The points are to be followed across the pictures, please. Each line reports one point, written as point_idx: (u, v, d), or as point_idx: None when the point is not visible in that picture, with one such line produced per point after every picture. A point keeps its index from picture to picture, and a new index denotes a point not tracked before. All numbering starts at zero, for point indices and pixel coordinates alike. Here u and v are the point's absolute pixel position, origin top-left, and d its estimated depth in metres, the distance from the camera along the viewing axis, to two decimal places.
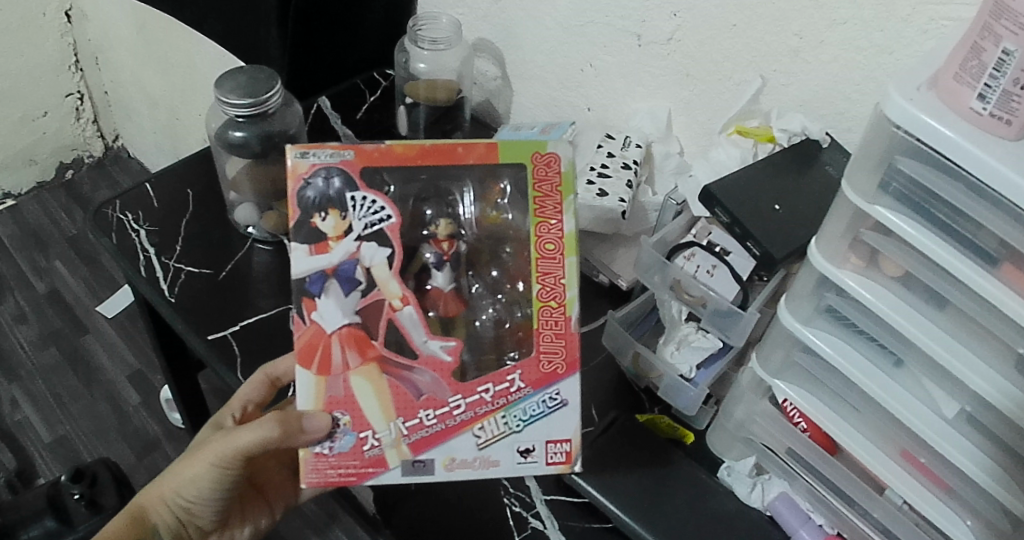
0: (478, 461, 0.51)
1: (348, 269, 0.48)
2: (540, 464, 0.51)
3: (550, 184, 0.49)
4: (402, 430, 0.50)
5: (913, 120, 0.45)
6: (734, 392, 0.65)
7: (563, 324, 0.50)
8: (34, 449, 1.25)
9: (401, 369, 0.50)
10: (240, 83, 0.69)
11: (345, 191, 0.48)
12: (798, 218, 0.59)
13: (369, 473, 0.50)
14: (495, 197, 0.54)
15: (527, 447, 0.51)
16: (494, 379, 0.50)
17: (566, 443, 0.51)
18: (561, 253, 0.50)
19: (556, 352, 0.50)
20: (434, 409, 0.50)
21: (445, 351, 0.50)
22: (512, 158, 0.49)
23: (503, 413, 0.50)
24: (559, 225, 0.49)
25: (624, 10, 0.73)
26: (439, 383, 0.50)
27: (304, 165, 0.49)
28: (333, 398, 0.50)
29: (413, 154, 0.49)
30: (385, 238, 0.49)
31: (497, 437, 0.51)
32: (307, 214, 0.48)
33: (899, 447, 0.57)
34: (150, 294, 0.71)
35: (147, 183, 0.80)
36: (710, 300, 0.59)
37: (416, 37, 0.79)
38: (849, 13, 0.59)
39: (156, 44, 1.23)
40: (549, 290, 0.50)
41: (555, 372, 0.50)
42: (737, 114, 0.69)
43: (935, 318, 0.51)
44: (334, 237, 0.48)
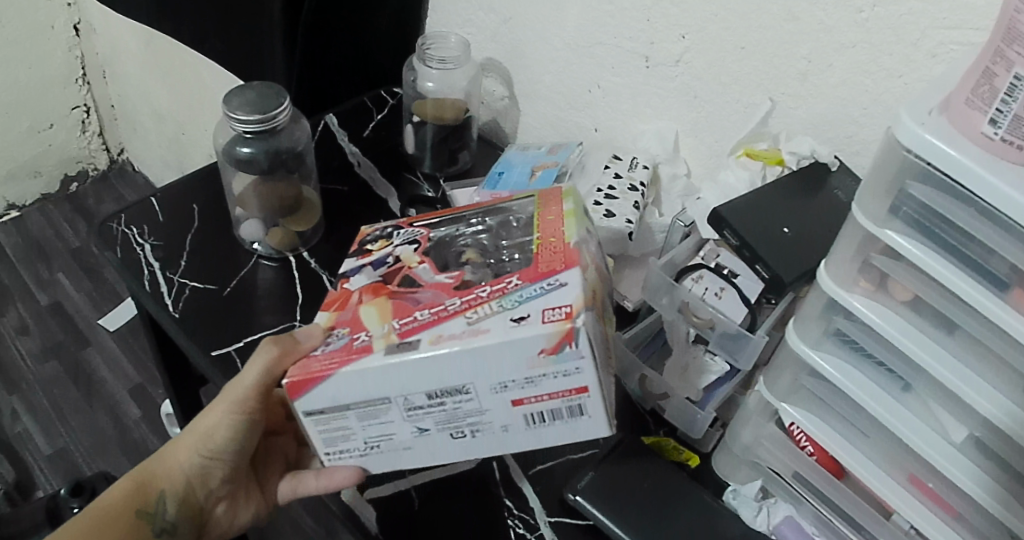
0: (466, 333, 0.44)
1: (381, 259, 0.54)
2: (535, 328, 0.43)
3: (556, 199, 0.56)
4: (394, 326, 0.46)
5: (924, 144, 0.44)
6: (740, 415, 0.64)
7: (562, 246, 0.49)
8: (33, 461, 1.24)
9: (406, 293, 0.50)
10: (249, 99, 0.68)
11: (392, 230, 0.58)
12: (808, 243, 0.58)
13: (351, 359, 0.45)
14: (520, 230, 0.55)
15: (521, 315, 0.44)
16: (493, 283, 0.48)
17: (566, 306, 0.44)
18: (562, 217, 0.53)
19: (554, 258, 0.48)
20: (431, 309, 0.47)
21: (450, 278, 0.51)
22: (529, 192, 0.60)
23: (498, 302, 0.46)
24: (560, 208, 0.54)
25: (634, 31, 0.73)
26: (439, 296, 0.49)
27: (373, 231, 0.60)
28: (342, 320, 0.50)
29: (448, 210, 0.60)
30: (416, 242, 0.56)
31: (490, 314, 0.45)
32: (362, 244, 0.58)
33: (907, 472, 0.56)
34: (153, 309, 0.71)
35: (153, 198, 0.80)
36: (719, 323, 0.58)
37: (425, 55, 0.79)
38: (859, 38, 0.59)
39: (164, 59, 1.24)
40: (550, 230, 0.51)
41: (553, 268, 0.47)
42: (746, 138, 0.69)
43: (944, 343, 0.50)
44: (377, 247, 0.56)
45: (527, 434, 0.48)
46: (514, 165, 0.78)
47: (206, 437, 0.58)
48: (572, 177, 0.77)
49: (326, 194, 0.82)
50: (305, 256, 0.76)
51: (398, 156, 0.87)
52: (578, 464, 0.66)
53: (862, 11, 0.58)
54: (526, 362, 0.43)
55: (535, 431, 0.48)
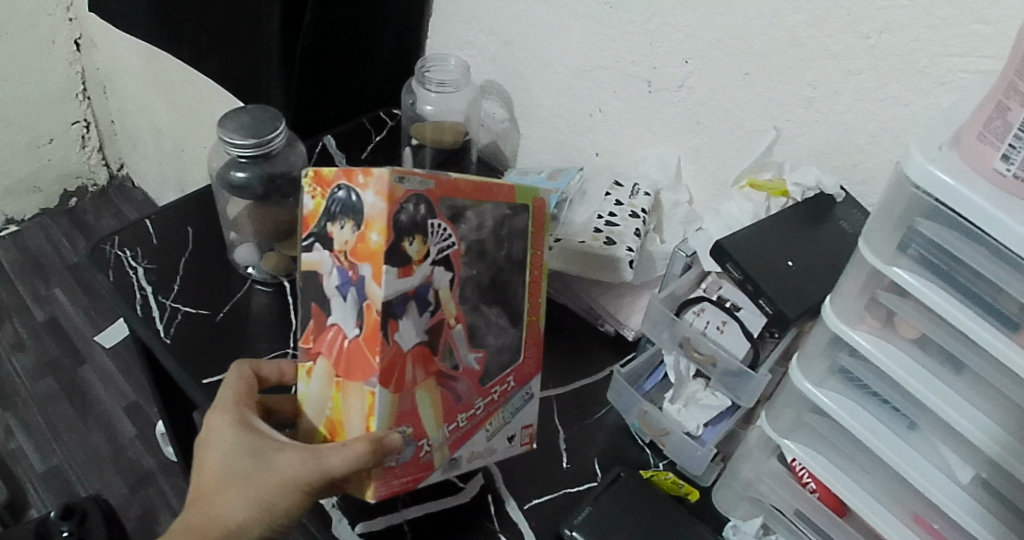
0: (486, 450, 0.56)
1: (424, 291, 0.45)
2: (517, 446, 0.58)
3: (543, 221, 0.53)
4: (446, 435, 0.51)
5: (934, 181, 0.43)
6: (741, 450, 0.62)
7: (537, 336, 0.56)
8: (26, 479, 1.22)
9: (449, 380, 0.50)
10: (243, 123, 0.67)
11: (429, 219, 0.43)
12: (812, 277, 0.57)
13: (421, 477, 0.51)
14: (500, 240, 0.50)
15: (512, 435, 0.58)
16: (499, 382, 0.54)
17: (532, 425, 0.59)
18: (541, 280, 0.55)
19: (529, 355, 0.56)
20: (466, 413, 0.52)
21: (477, 361, 0.52)
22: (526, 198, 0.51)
23: (502, 409, 0.56)
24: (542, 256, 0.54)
25: (636, 56, 0.72)
26: (470, 391, 0.52)
27: (399, 189, 0.41)
28: (404, 412, 0.47)
29: (471, 186, 0.46)
30: (450, 264, 0.46)
31: (499, 430, 0.56)
32: (399, 239, 0.42)
33: (911, 512, 0.54)
34: (144, 334, 0.69)
35: (147, 220, 0.79)
36: (720, 359, 0.57)
37: (423, 78, 0.78)
38: (866, 65, 0.58)
39: (164, 75, 1.23)
40: (535, 307, 0.55)
41: (531, 372, 0.57)
42: (750, 168, 0.67)
43: (951, 382, 0.49)
44: (417, 260, 0.43)
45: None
46: None
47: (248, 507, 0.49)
48: (572, 204, 0.76)
49: None
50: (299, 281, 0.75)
51: None
52: (575, 498, 0.64)
53: (869, 38, 0.56)
54: None
55: None
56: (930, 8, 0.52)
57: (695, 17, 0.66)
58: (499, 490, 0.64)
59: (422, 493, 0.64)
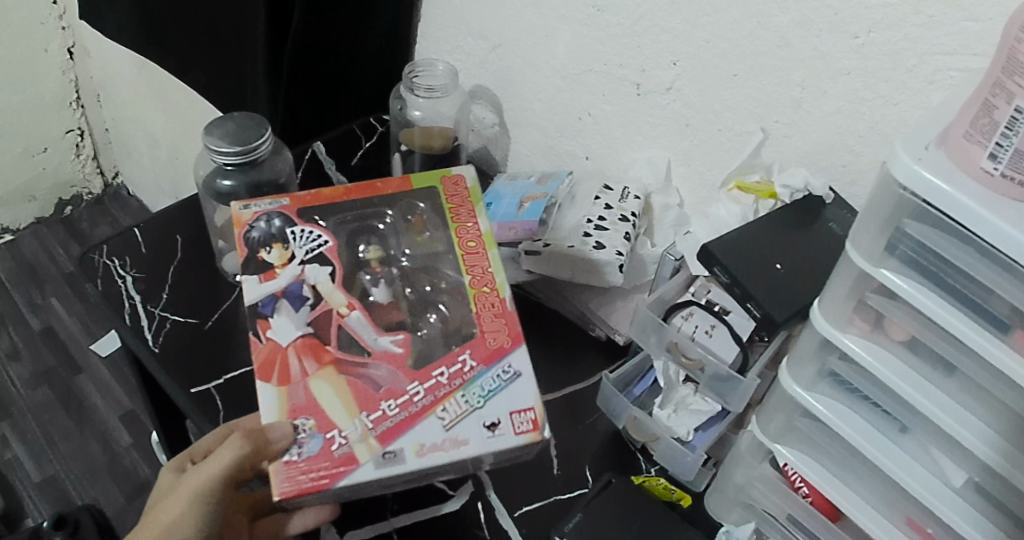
0: (448, 443, 0.46)
1: (296, 288, 0.51)
2: (510, 437, 0.47)
3: (460, 198, 0.58)
4: (367, 424, 0.47)
5: (920, 182, 0.42)
6: (733, 455, 0.62)
7: (499, 305, 0.52)
8: (23, 488, 1.22)
9: (357, 367, 0.49)
10: (230, 131, 0.67)
11: (285, 227, 0.54)
12: (801, 279, 0.56)
13: (340, 474, 0.45)
14: (418, 221, 0.58)
15: (493, 421, 0.47)
16: (447, 362, 0.49)
17: (530, 410, 0.48)
18: (482, 248, 0.55)
19: (498, 329, 0.51)
20: (395, 399, 0.48)
21: (396, 344, 0.50)
22: (424, 183, 0.59)
23: (462, 393, 0.48)
24: (476, 227, 0.56)
25: (624, 59, 0.71)
26: (395, 376, 0.49)
27: (247, 214, 0.55)
28: (297, 404, 0.47)
29: (340, 193, 0.58)
30: (326, 259, 0.53)
31: (461, 417, 0.47)
32: (255, 250, 0.53)
33: (905, 516, 0.53)
34: (133, 344, 0.69)
35: (136, 229, 0.79)
36: (709, 365, 0.56)
37: (411, 85, 0.77)
38: (854, 64, 0.57)
39: (157, 83, 1.24)
40: (479, 278, 0.54)
41: (502, 346, 0.50)
42: (737, 170, 0.67)
43: (942, 384, 0.48)
44: (279, 264, 0.52)
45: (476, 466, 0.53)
46: (501, 196, 0.77)
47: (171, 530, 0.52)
48: (561, 209, 0.76)
49: None
50: None
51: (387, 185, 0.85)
52: (566, 505, 0.64)
53: (857, 37, 0.56)
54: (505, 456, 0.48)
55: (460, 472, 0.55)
56: (918, 6, 0.52)
57: (683, 18, 0.65)
58: (489, 498, 0.64)
59: (413, 501, 0.63)
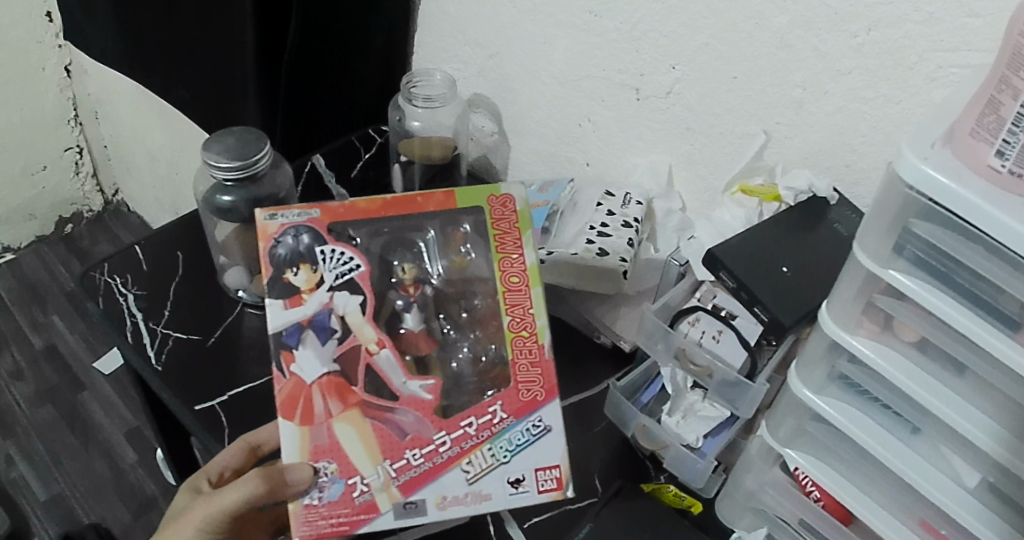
0: (471, 497, 0.47)
1: (323, 319, 0.48)
2: (533, 494, 0.48)
3: (508, 222, 0.51)
4: (390, 474, 0.47)
5: (927, 181, 0.42)
6: (743, 461, 0.61)
7: (538, 353, 0.50)
8: (29, 507, 1.21)
9: (384, 411, 0.48)
10: (228, 145, 0.67)
11: (314, 246, 0.49)
12: (809, 282, 0.56)
13: (361, 521, 0.47)
14: (459, 239, 0.54)
15: (517, 477, 0.48)
16: (476, 411, 0.49)
17: (556, 469, 0.48)
18: (526, 285, 0.50)
19: (533, 380, 0.49)
20: (421, 448, 0.48)
21: (425, 390, 0.49)
22: (470, 202, 0.51)
23: (489, 445, 0.48)
24: (522, 258, 0.51)
25: (623, 64, 0.71)
26: (423, 423, 0.48)
27: (273, 226, 0.49)
28: (319, 446, 0.47)
29: (376, 207, 0.51)
30: (357, 286, 0.49)
31: (486, 471, 0.48)
32: (280, 271, 0.48)
33: (918, 517, 0.53)
34: (136, 362, 0.69)
35: (137, 246, 0.78)
36: (717, 370, 0.56)
37: (410, 94, 0.77)
38: (855, 64, 0.57)
39: (154, 99, 1.24)
40: (519, 322, 0.50)
41: (536, 399, 0.49)
42: (740, 173, 0.66)
43: (954, 385, 0.47)
44: (307, 289, 0.48)
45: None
46: None
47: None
48: (563, 216, 0.76)
49: None
50: None
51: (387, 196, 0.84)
52: (576, 515, 0.63)
53: (856, 36, 0.56)
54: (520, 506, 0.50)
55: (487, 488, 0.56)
56: (917, 4, 0.52)
57: (680, 21, 0.65)
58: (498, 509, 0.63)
59: None
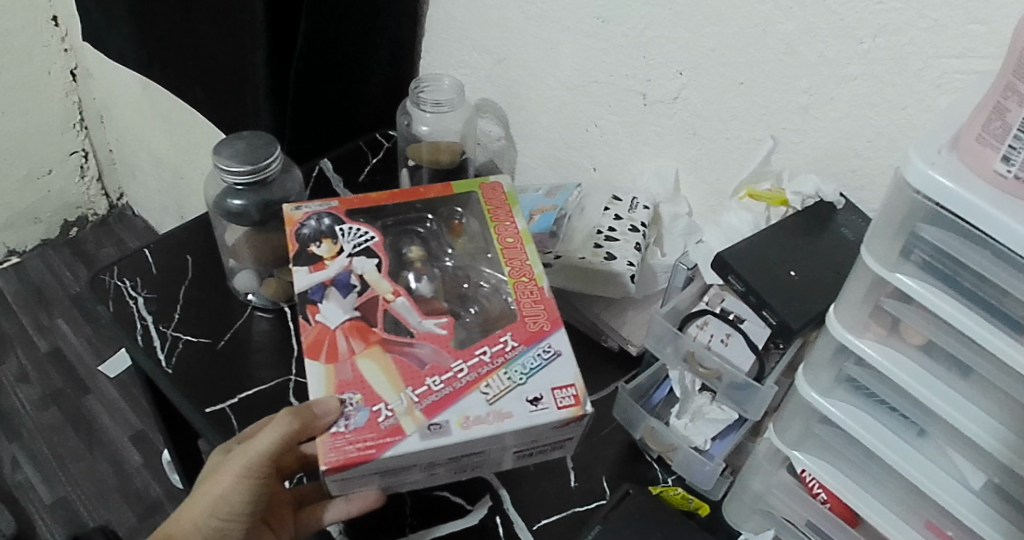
0: (492, 416, 0.49)
1: (343, 277, 0.55)
2: (552, 410, 0.49)
3: (499, 199, 0.62)
4: (413, 398, 0.49)
5: (935, 187, 0.42)
6: (750, 463, 0.62)
7: (538, 294, 0.55)
8: (34, 510, 1.21)
9: (403, 346, 0.52)
10: (239, 150, 0.67)
11: (335, 226, 0.58)
12: (816, 286, 0.56)
13: (387, 444, 0.48)
14: (458, 225, 0.63)
15: (535, 395, 0.50)
16: (489, 342, 0.52)
17: (572, 387, 0.50)
18: (520, 243, 0.58)
19: (538, 315, 0.54)
20: (440, 375, 0.51)
21: (439, 327, 0.54)
22: (465, 187, 0.62)
23: (504, 370, 0.51)
24: (514, 224, 0.60)
25: (630, 69, 0.72)
26: (440, 354, 0.52)
27: (299, 214, 0.59)
28: (343, 380, 0.50)
29: (384, 197, 0.62)
30: (373, 253, 0.57)
31: (504, 392, 0.50)
32: (306, 245, 0.57)
33: (924, 519, 0.53)
34: (146, 364, 0.69)
35: (146, 249, 0.79)
36: (726, 373, 0.56)
37: (418, 99, 0.78)
38: (861, 70, 0.57)
39: (160, 103, 1.24)
40: (518, 269, 0.56)
41: (542, 329, 0.53)
42: (749, 177, 0.67)
43: (960, 388, 0.48)
44: (329, 257, 0.56)
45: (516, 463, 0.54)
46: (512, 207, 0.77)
47: (221, 499, 0.57)
48: (570, 220, 0.76)
49: None
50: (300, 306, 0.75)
51: None
52: (584, 517, 0.64)
53: (863, 43, 0.56)
54: (543, 434, 0.50)
55: (520, 461, 0.55)
56: (923, 11, 0.52)
57: (688, 27, 0.66)
58: (507, 511, 0.64)
59: (432, 517, 0.63)
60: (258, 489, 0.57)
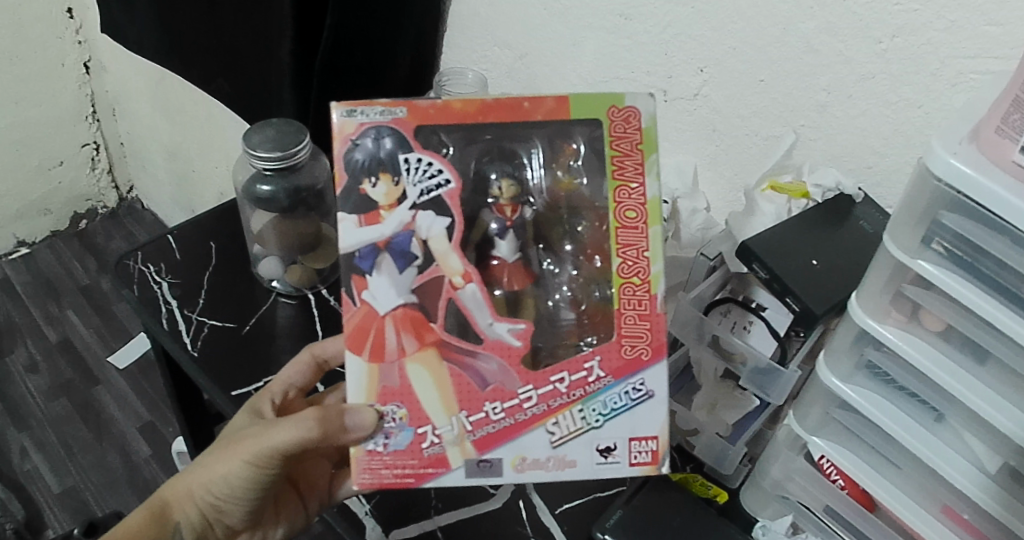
0: (551, 461, 0.50)
1: (403, 242, 0.47)
2: (623, 465, 0.50)
3: (629, 141, 0.48)
4: (467, 426, 0.49)
5: (955, 174, 0.44)
6: (769, 451, 0.63)
7: (647, 303, 0.49)
8: (43, 500, 1.22)
9: (464, 355, 0.49)
10: (268, 137, 0.69)
11: (398, 153, 0.47)
12: (837, 276, 0.58)
13: (429, 474, 0.49)
14: (570, 158, 0.52)
15: (607, 446, 0.50)
16: (570, 368, 0.49)
17: (651, 441, 0.50)
18: (643, 221, 0.49)
19: (639, 338, 0.49)
20: (502, 402, 0.49)
21: (513, 336, 0.49)
22: (584, 114, 0.48)
23: (581, 407, 0.49)
24: (640, 188, 0.48)
25: (651, 66, 0.73)
26: (507, 373, 0.49)
27: (352, 126, 0.48)
28: (388, 388, 0.49)
29: (473, 110, 0.48)
30: (443, 206, 0.48)
31: (573, 434, 0.49)
32: (359, 179, 0.47)
33: (941, 504, 0.54)
34: (171, 348, 0.70)
35: (170, 235, 0.80)
36: (750, 357, 0.59)
37: (440, 91, 0.82)
38: (879, 69, 0.59)
39: (174, 96, 1.25)
40: (630, 265, 0.49)
41: (639, 359, 0.49)
42: (770, 170, 0.68)
43: (976, 374, 0.49)
44: (386, 206, 0.47)
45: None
46: None
47: (223, 481, 0.57)
48: None
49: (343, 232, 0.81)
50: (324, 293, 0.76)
51: None
52: (605, 502, 0.64)
53: (880, 42, 0.58)
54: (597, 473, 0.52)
55: None
56: (941, 12, 0.54)
57: (709, 25, 0.67)
58: (530, 496, 0.65)
59: (458, 499, 0.64)
60: (264, 476, 0.57)
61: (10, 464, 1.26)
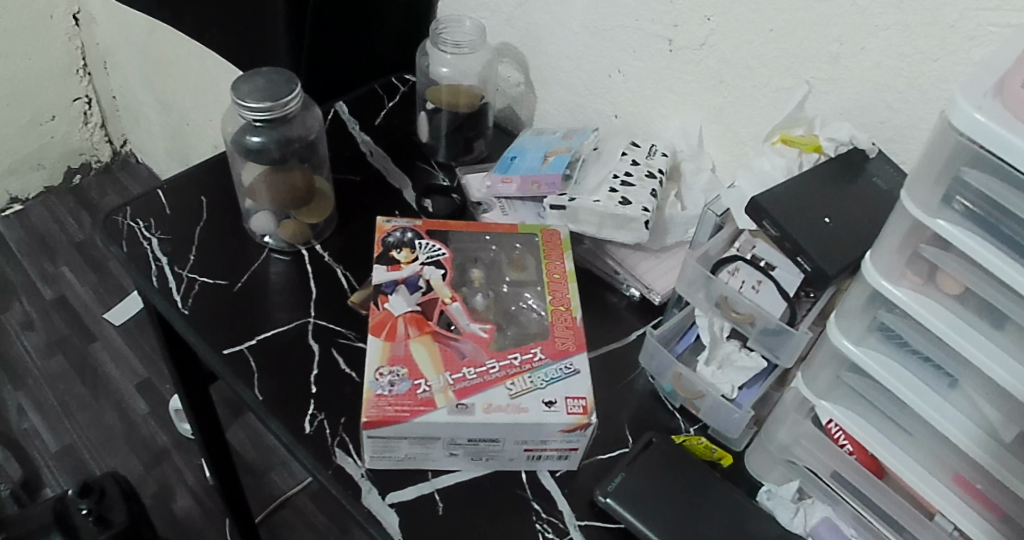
0: (511, 407, 0.56)
1: (413, 280, 0.64)
2: (562, 414, 0.56)
3: (554, 244, 0.70)
4: (449, 381, 0.57)
5: (978, 128, 0.41)
6: (776, 413, 0.60)
7: (572, 321, 0.63)
8: (41, 458, 1.21)
9: (449, 339, 0.61)
10: (258, 86, 0.65)
11: (415, 239, 0.67)
12: (852, 233, 0.55)
13: (420, 411, 0.55)
14: (517, 260, 0.69)
15: (550, 399, 0.57)
16: (521, 350, 0.60)
17: (582, 398, 0.57)
18: (566, 280, 0.67)
19: (567, 337, 0.62)
20: (475, 367, 0.59)
21: (483, 330, 0.62)
22: (530, 229, 0.71)
23: (528, 375, 0.58)
24: (563, 264, 0.68)
25: (656, 14, 0.70)
26: (479, 351, 0.60)
27: (388, 226, 0.69)
28: (397, 355, 0.59)
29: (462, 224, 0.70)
30: (441, 265, 0.65)
31: (525, 391, 0.57)
32: (388, 249, 0.66)
33: (951, 471, 0.52)
34: (162, 305, 0.68)
35: (159, 190, 0.77)
36: (759, 317, 0.56)
37: (438, 39, 0.77)
38: (894, 19, 0.55)
39: (165, 48, 1.21)
40: (559, 297, 0.65)
41: (567, 349, 0.61)
42: (782, 123, 0.63)
43: (994, 338, 0.46)
44: (405, 261, 0.65)
45: (526, 466, 0.60)
46: (526, 150, 0.77)
47: None
48: (585, 164, 0.75)
49: (338, 186, 0.79)
50: (318, 249, 0.74)
51: (415, 148, 0.85)
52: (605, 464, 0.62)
53: None
54: (546, 436, 0.56)
55: (529, 465, 0.60)
56: None
57: None
58: None
59: None
60: None
61: (7, 422, 1.25)
